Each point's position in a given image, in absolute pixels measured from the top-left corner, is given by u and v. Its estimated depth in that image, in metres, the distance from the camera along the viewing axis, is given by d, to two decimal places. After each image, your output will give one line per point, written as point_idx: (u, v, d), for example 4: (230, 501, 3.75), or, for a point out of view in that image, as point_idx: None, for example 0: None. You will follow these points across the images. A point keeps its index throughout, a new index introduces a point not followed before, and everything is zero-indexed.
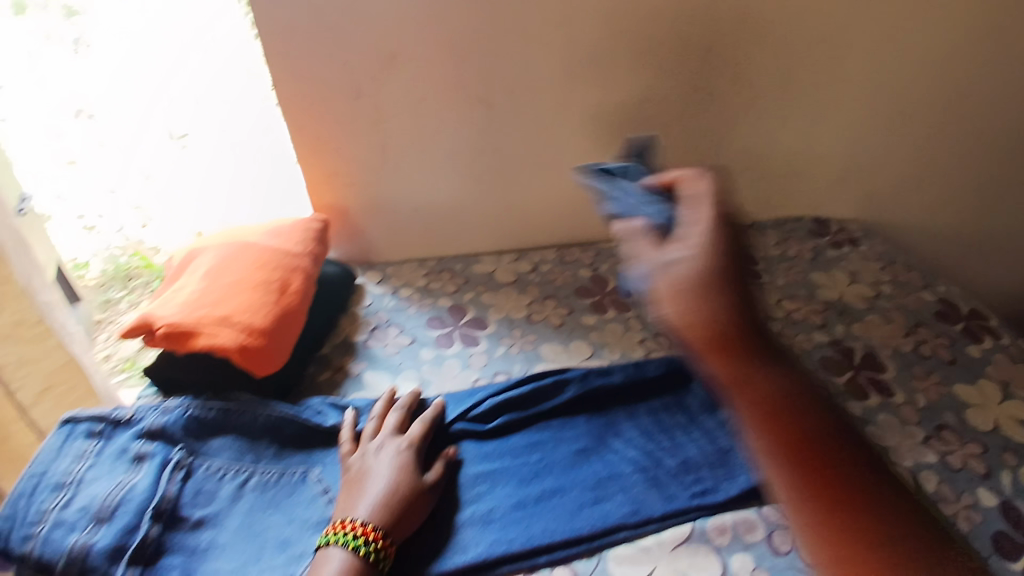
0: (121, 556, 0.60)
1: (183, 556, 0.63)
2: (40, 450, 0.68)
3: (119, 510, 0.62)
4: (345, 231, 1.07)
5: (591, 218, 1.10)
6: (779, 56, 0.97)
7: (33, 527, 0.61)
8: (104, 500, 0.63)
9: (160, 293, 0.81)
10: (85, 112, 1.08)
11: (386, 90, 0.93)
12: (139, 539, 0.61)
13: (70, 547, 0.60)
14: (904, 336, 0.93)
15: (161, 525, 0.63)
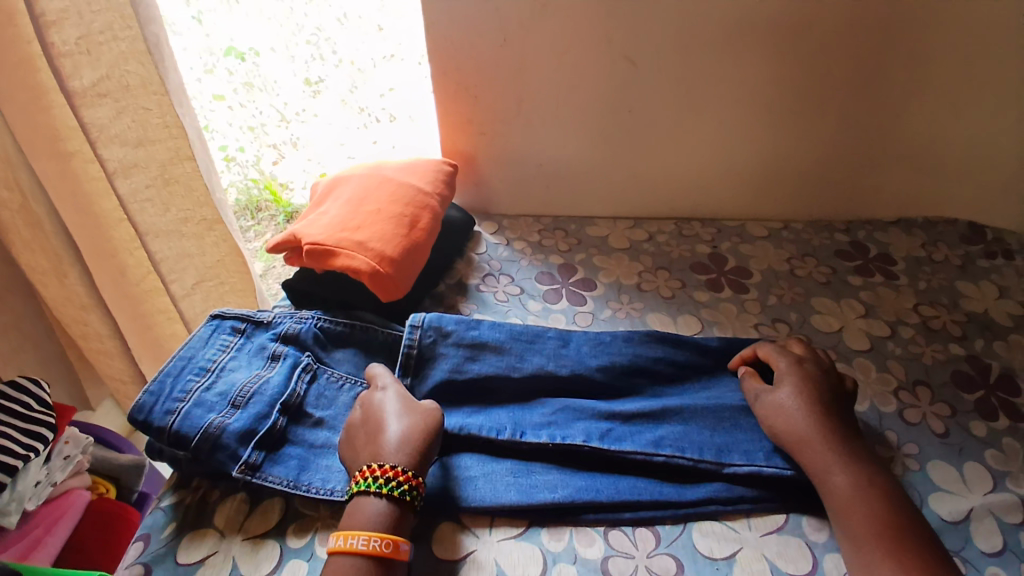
0: (251, 440, 0.64)
1: (302, 450, 0.66)
2: (187, 339, 0.74)
3: (253, 398, 0.67)
4: (470, 178, 1.11)
5: (716, 194, 1.06)
6: (964, 31, 0.87)
7: (174, 404, 0.65)
8: (240, 389, 0.68)
9: (307, 214, 0.90)
10: (237, 52, 1.27)
11: (531, 42, 0.94)
12: (267, 427, 0.65)
13: (208, 425, 0.64)
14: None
15: (286, 418, 0.68)
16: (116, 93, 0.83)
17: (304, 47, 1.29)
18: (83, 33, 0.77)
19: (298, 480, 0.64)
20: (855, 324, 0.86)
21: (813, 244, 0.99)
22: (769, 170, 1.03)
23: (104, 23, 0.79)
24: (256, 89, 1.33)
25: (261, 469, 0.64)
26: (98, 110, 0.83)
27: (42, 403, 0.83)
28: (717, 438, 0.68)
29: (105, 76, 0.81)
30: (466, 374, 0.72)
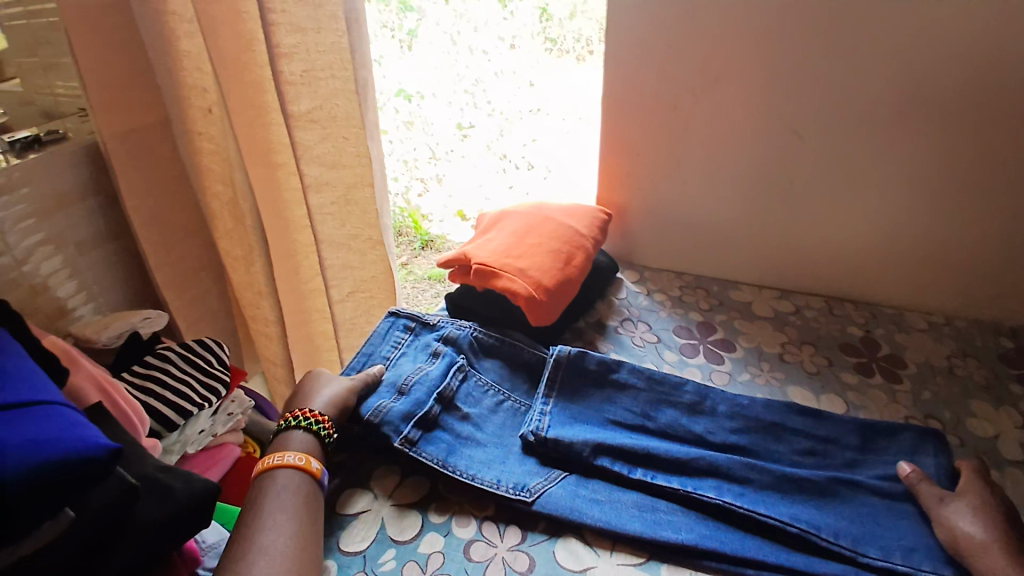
0: (411, 420, 0.73)
1: (450, 437, 0.74)
2: (371, 332, 0.86)
3: (415, 385, 0.77)
4: (618, 229, 1.17)
5: (873, 278, 1.03)
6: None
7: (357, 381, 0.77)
8: (405, 377, 0.78)
9: (474, 239, 1.01)
10: (406, 93, 1.53)
11: (701, 110, 1.00)
12: (424, 411, 0.74)
13: (376, 403, 0.75)
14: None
15: (440, 407, 0.76)
16: (324, 121, 1.00)
17: (462, 95, 1.56)
18: (307, 67, 0.94)
19: (447, 461, 0.71)
20: (1012, 433, 0.79)
21: (975, 344, 0.93)
22: (936, 261, 0.98)
23: (326, 62, 0.96)
24: (416, 127, 1.59)
25: (416, 445, 0.71)
26: (308, 132, 0.99)
27: (223, 363, 0.97)
28: (850, 525, 0.66)
29: (319, 105, 0.98)
30: (600, 412, 0.78)
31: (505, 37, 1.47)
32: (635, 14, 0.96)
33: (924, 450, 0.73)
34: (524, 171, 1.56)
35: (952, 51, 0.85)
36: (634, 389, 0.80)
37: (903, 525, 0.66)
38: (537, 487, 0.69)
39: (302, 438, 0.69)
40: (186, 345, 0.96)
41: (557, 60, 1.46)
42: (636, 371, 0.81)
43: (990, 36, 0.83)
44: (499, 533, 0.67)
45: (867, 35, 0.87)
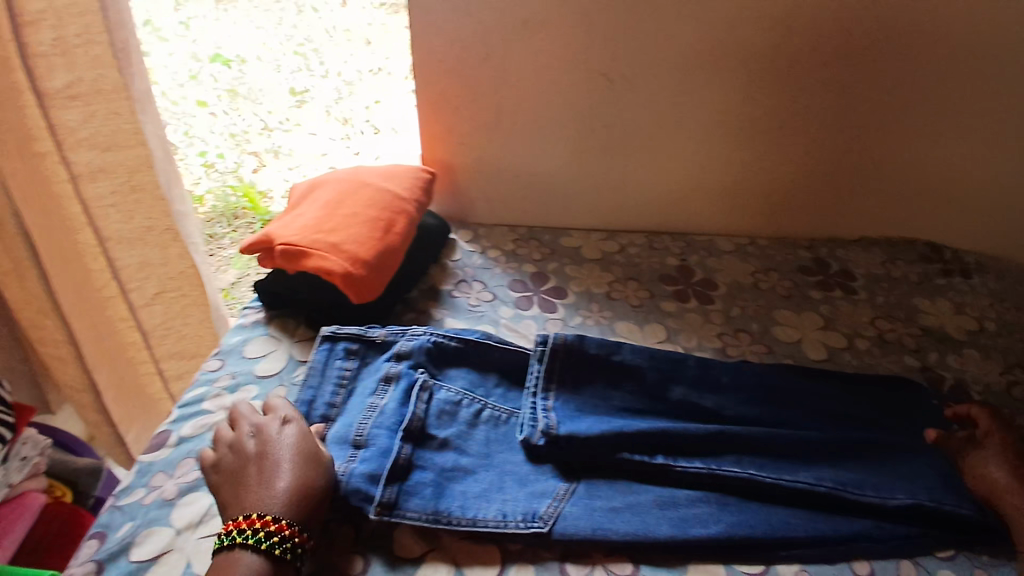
0: (378, 479, 0.60)
1: (434, 475, 0.62)
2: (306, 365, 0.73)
3: (373, 433, 0.64)
4: (447, 188, 1.13)
5: (687, 208, 1.09)
6: (926, 56, 0.91)
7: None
8: (359, 427, 0.65)
9: (283, 216, 0.90)
10: (223, 57, 1.33)
11: (512, 58, 0.96)
12: (393, 459, 0.61)
13: (335, 473, 0.62)
14: (1002, 374, 0.83)
15: (411, 445, 0.63)
16: (87, 96, 0.85)
17: (291, 57, 1.33)
18: (59, 35, 0.80)
19: (438, 510, 0.59)
20: (813, 336, 0.88)
21: (778, 260, 1.02)
22: (738, 189, 1.06)
23: (81, 26, 0.81)
24: (240, 97, 1.37)
25: (398, 506, 0.59)
26: (70, 111, 0.86)
27: None
28: (792, 462, 0.65)
29: (80, 79, 0.84)
30: (597, 396, 0.69)
31: None
32: None
33: (890, 397, 0.75)
34: (370, 135, 1.36)
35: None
36: (638, 369, 0.71)
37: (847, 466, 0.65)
38: (550, 512, 0.60)
39: (251, 561, 0.53)
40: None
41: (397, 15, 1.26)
42: (636, 352, 0.73)
43: None
44: (328, 542, 0.60)
45: None
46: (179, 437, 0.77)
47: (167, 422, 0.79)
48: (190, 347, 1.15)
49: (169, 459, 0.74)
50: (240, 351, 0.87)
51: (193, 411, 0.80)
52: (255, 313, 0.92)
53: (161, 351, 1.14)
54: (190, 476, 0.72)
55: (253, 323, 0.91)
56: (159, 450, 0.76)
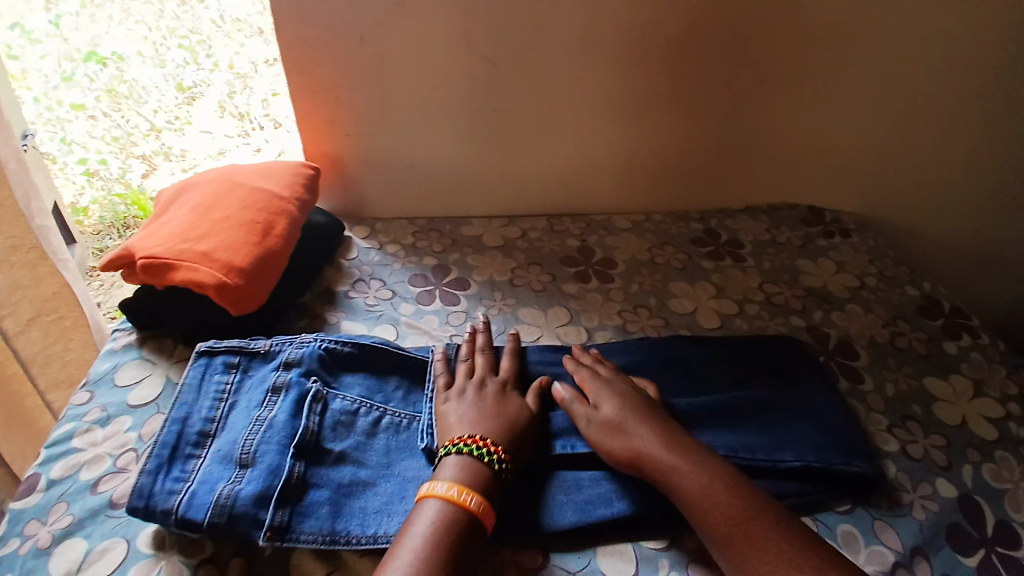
0: (268, 502, 0.56)
1: (331, 492, 0.58)
2: (179, 387, 0.66)
3: (259, 453, 0.58)
4: (337, 183, 1.07)
5: (585, 188, 1.10)
6: (795, 29, 0.94)
7: (176, 483, 0.58)
8: (243, 444, 0.59)
9: (146, 225, 0.82)
10: (98, 54, 1.18)
11: (390, 42, 0.92)
12: (282, 481, 0.57)
13: (217, 500, 0.56)
14: (883, 327, 0.89)
15: (304, 462, 0.59)
16: None
17: (177, 50, 1.22)
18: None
19: (336, 530, 0.56)
20: (707, 305, 0.91)
21: (672, 233, 1.05)
22: (631, 166, 1.08)
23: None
24: (122, 97, 1.22)
25: (291, 529, 0.55)
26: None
27: None
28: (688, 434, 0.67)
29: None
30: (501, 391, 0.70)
31: None
32: None
33: (776, 357, 0.79)
34: (270, 129, 1.26)
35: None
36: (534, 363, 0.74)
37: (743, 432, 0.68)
38: None
39: (457, 463, 0.58)
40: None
41: None
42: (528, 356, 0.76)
43: None
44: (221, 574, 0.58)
45: None
46: (49, 480, 0.68)
47: (34, 465, 0.70)
48: (77, 374, 1.07)
49: (40, 505, 0.66)
50: (110, 380, 0.78)
51: (64, 449, 0.71)
52: (127, 334, 0.83)
53: (45, 382, 1.03)
54: (64, 521, 0.63)
55: (124, 346, 0.82)
56: (29, 497, 0.66)
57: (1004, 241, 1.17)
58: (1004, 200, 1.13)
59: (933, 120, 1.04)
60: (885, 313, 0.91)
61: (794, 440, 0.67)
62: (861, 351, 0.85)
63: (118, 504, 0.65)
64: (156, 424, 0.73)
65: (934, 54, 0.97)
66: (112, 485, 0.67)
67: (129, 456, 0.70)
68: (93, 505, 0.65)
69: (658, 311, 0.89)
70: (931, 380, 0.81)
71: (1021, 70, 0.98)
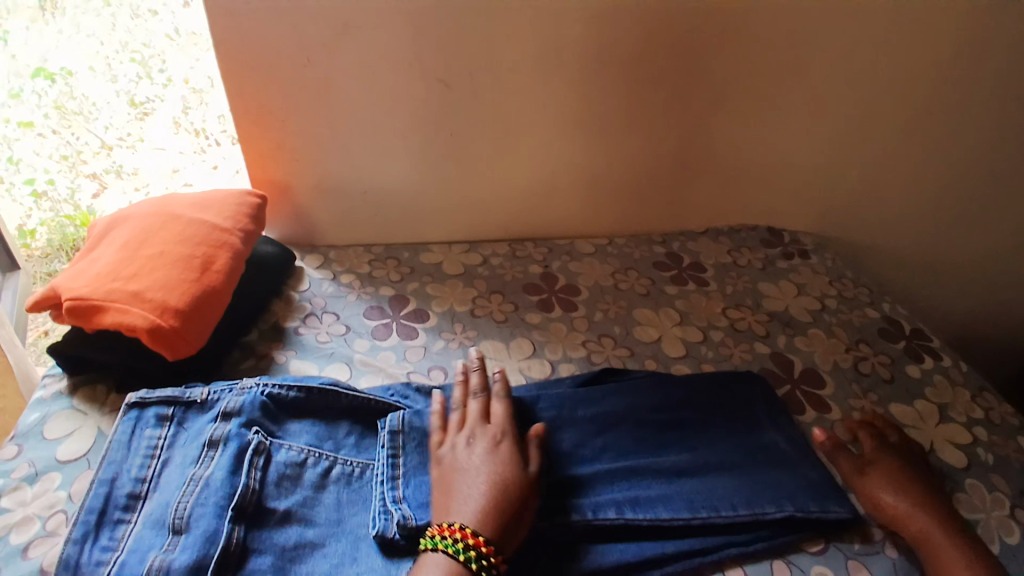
0: (205, 572, 0.50)
1: (274, 558, 0.53)
2: (106, 445, 0.60)
3: (194, 517, 0.52)
4: (287, 210, 1.02)
5: (545, 212, 1.08)
6: (747, 48, 0.95)
7: (104, 554, 0.53)
8: (176, 507, 0.53)
9: (76, 261, 0.76)
10: (46, 71, 1.07)
11: (335, 65, 0.88)
12: (221, 548, 0.51)
13: (148, 572, 0.50)
14: (846, 351, 0.89)
15: (244, 526, 0.53)
16: None
17: (128, 65, 1.11)
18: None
19: None
20: (671, 332, 0.90)
21: (634, 257, 1.04)
22: (590, 189, 1.07)
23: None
24: (70, 113, 1.11)
25: None
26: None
27: None
28: (661, 485, 0.65)
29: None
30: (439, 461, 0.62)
31: None
32: None
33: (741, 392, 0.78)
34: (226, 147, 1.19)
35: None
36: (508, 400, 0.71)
37: (719, 482, 0.66)
38: None
39: (437, 561, 0.52)
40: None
41: None
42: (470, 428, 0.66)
43: None
44: None
45: None
46: None
47: None
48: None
49: None
50: (39, 432, 0.71)
51: None
52: (58, 381, 0.76)
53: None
54: None
55: (55, 394, 0.75)
56: None
57: (950, 253, 1.21)
58: (949, 215, 1.16)
59: (878, 140, 1.06)
60: (849, 337, 0.91)
61: (763, 487, 0.66)
62: (827, 377, 0.85)
63: (48, 573, 0.59)
64: (86, 481, 0.66)
65: (877, 77, 0.99)
66: (42, 550, 0.61)
67: (59, 518, 0.63)
68: (20, 573, 0.59)
69: (625, 342, 0.87)
70: (895, 406, 0.82)
71: (958, 90, 1.01)
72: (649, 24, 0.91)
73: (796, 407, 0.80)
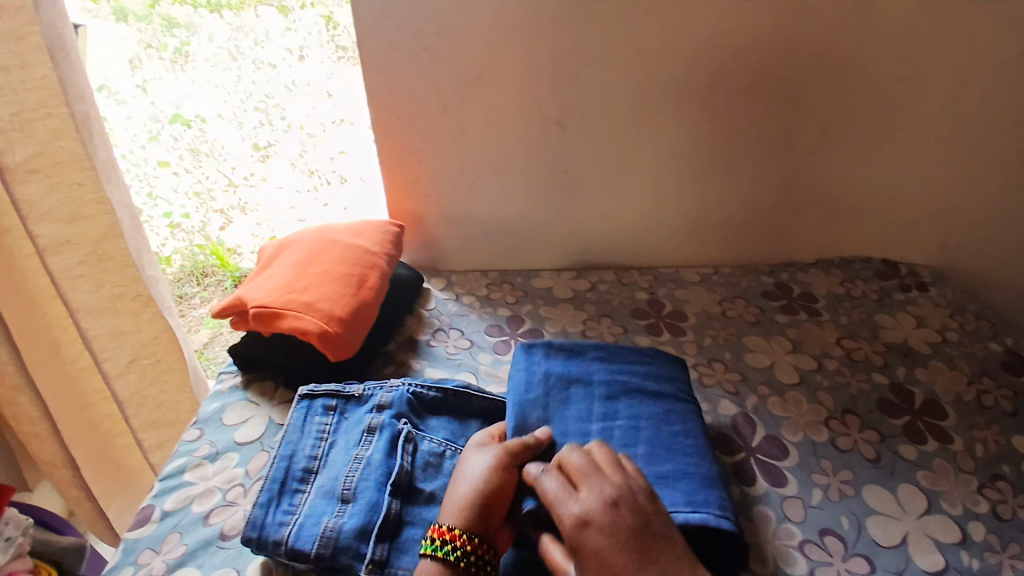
0: (369, 536, 0.59)
1: (424, 530, 0.61)
2: (284, 428, 0.72)
3: (359, 489, 0.63)
4: (418, 238, 1.15)
5: (651, 243, 1.13)
6: (860, 86, 0.97)
7: (286, 516, 0.62)
8: (344, 480, 0.64)
9: (254, 275, 0.91)
10: (182, 118, 1.27)
11: (469, 111, 1.00)
12: (383, 517, 0.60)
13: (324, 532, 0.60)
14: (967, 384, 0.87)
15: (400, 500, 0.62)
16: (47, 169, 0.83)
17: (252, 113, 1.28)
18: (17, 110, 0.78)
19: None
20: (784, 359, 0.91)
21: (741, 286, 1.06)
22: (695, 220, 1.10)
23: (38, 101, 0.79)
24: (203, 155, 1.31)
25: (390, 563, 0.58)
26: (31, 186, 0.82)
27: None
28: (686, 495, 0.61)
29: (38, 153, 0.81)
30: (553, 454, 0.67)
31: (291, 47, 1.20)
32: (384, 17, 0.93)
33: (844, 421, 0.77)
34: (337, 185, 1.34)
35: (680, 32, 0.93)
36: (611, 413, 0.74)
37: None
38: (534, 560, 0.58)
39: (428, 563, 0.56)
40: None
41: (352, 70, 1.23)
42: None
43: (700, 23, 0.92)
44: None
45: (601, 27, 0.92)
46: (163, 512, 0.74)
47: (149, 497, 0.77)
48: (167, 416, 1.13)
49: (154, 535, 0.71)
50: (218, 419, 0.85)
51: (177, 482, 0.77)
52: (232, 377, 0.91)
53: (138, 423, 1.10)
54: (177, 551, 0.69)
55: (230, 388, 0.89)
56: (143, 527, 0.73)
57: None
58: None
59: (1008, 174, 1.03)
60: (970, 369, 0.89)
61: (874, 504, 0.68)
62: (946, 409, 0.83)
63: (229, 536, 0.70)
64: (260, 460, 0.78)
65: (1006, 111, 0.97)
66: (222, 518, 0.72)
67: (236, 490, 0.75)
68: (204, 536, 0.70)
69: (734, 366, 0.90)
70: (1020, 439, 0.80)
71: None
72: (762, 65, 0.96)
73: (914, 435, 0.80)
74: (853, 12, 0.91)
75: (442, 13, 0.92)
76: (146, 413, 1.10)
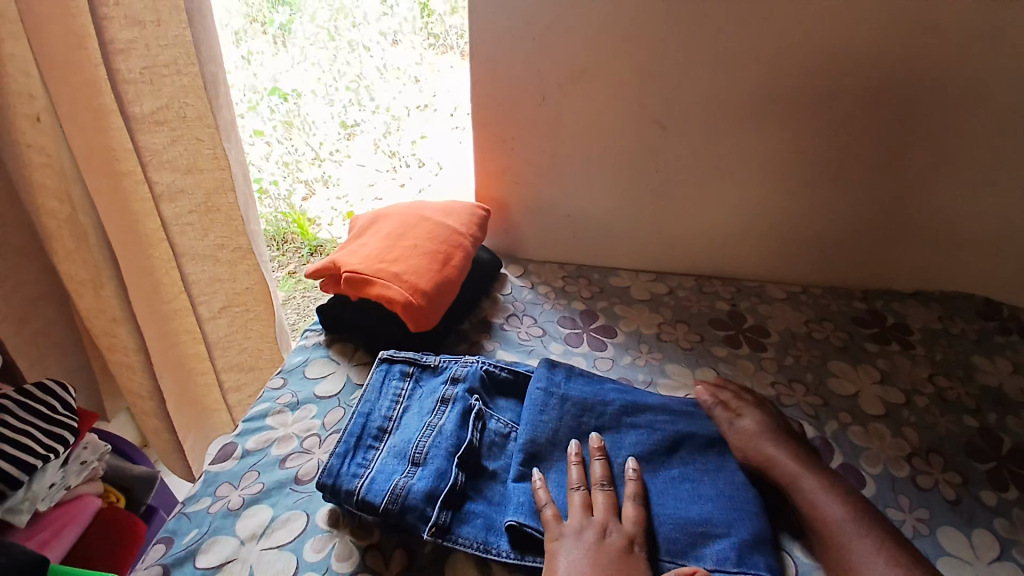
0: (435, 500, 0.61)
1: (484, 507, 0.63)
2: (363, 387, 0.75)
3: (430, 454, 0.65)
4: (500, 224, 1.16)
5: (737, 254, 1.10)
6: (988, 107, 0.90)
7: (359, 469, 0.65)
8: (416, 444, 0.66)
9: (345, 243, 0.95)
10: (279, 91, 1.32)
11: (567, 102, 1.00)
12: (449, 486, 0.62)
13: (393, 488, 0.62)
14: None
15: (464, 474, 0.64)
16: (173, 122, 0.90)
17: (343, 92, 1.35)
18: (148, 64, 0.85)
19: (488, 542, 0.60)
20: (871, 390, 0.86)
21: (831, 309, 1.01)
22: (787, 236, 1.06)
23: (170, 57, 0.86)
24: (295, 129, 1.36)
25: (451, 531, 0.60)
26: (155, 136, 0.90)
27: (67, 406, 0.82)
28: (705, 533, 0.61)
29: (165, 106, 0.88)
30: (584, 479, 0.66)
31: (386, 32, 1.27)
32: (495, 2, 0.94)
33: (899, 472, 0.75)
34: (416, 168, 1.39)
35: (799, 41, 0.89)
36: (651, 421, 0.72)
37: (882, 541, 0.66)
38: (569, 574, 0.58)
39: None
40: (22, 390, 0.80)
41: (442, 56, 1.30)
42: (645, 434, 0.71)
43: (820, 30, 0.88)
44: (384, 561, 0.64)
45: (713, 27, 0.90)
46: (244, 450, 0.78)
47: (232, 435, 0.81)
48: (247, 360, 1.18)
49: (233, 471, 0.75)
50: (301, 372, 0.89)
51: (259, 425, 0.81)
52: (316, 335, 0.96)
53: (222, 363, 1.15)
54: (254, 487, 0.73)
55: (314, 344, 0.94)
56: (224, 462, 0.77)
57: None
58: None
59: None
60: None
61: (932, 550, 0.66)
62: None
63: (302, 480, 0.74)
64: (336, 415, 0.82)
65: None
66: (297, 463, 0.76)
67: (313, 439, 0.79)
68: (280, 478, 0.74)
69: (814, 391, 0.86)
70: None
71: None
72: (882, 78, 0.90)
73: (997, 483, 0.74)
74: (993, 31, 0.85)
75: (553, 1, 0.93)
76: (229, 356, 1.16)
